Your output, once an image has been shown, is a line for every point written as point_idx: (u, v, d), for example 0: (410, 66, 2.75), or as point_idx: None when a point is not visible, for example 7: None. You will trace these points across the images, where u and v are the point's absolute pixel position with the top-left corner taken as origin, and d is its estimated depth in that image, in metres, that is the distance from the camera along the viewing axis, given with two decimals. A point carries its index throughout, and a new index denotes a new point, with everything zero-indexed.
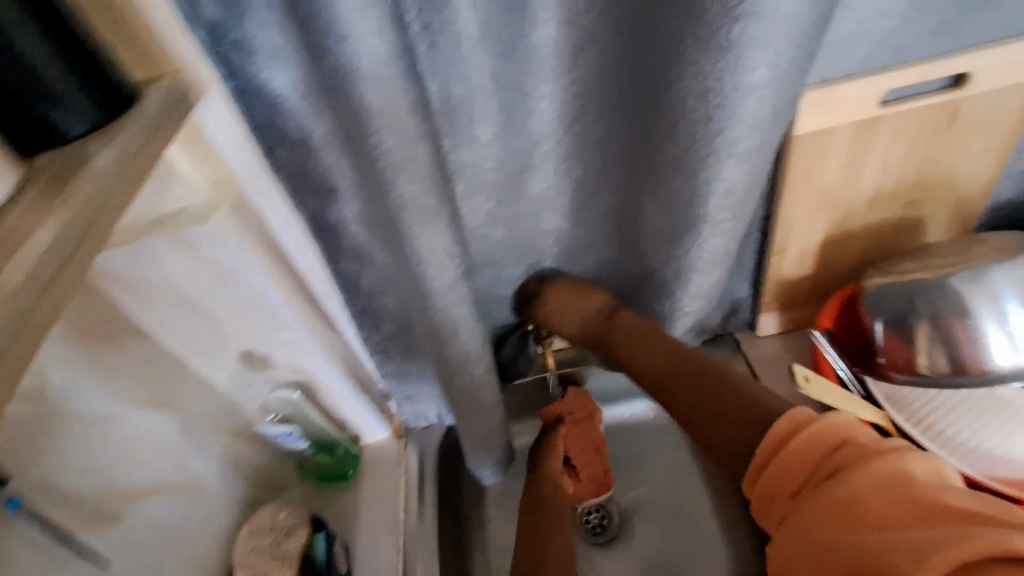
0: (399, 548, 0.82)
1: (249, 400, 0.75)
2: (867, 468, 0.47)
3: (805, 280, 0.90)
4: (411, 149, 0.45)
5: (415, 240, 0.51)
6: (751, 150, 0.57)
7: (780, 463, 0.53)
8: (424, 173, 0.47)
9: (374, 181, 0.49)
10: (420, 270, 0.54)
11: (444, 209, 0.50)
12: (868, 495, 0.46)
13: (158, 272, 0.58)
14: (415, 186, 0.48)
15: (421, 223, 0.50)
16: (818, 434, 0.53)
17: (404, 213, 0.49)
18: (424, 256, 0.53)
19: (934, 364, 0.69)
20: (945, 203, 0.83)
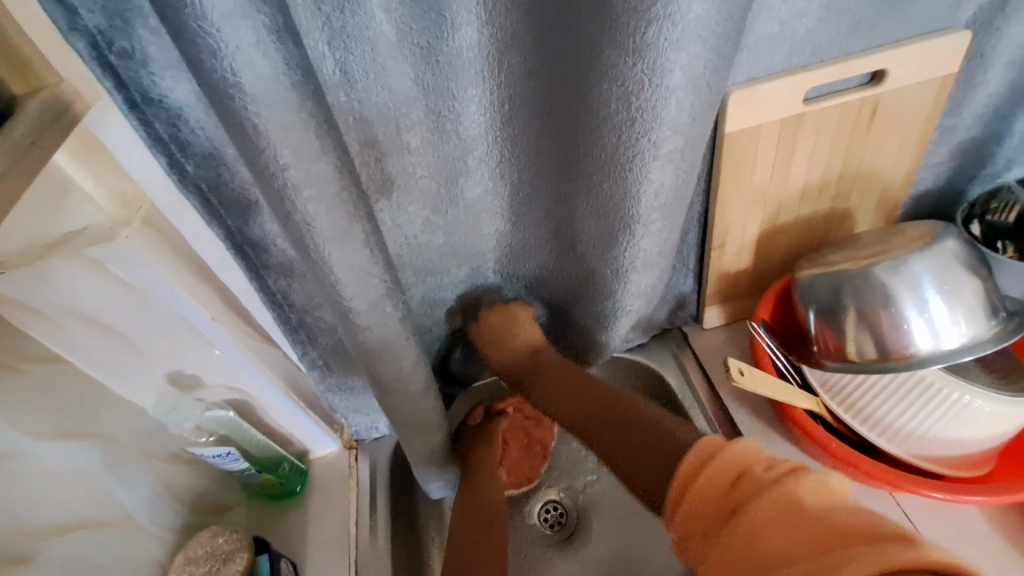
0: (351, 562, 0.80)
1: (176, 424, 0.71)
2: (759, 503, 0.50)
3: (744, 272, 0.92)
4: (316, 169, 0.46)
5: (328, 260, 0.52)
6: (675, 152, 0.57)
7: (692, 497, 0.56)
8: (331, 192, 0.48)
9: (279, 197, 0.47)
10: (339, 292, 0.54)
11: (357, 227, 0.51)
12: (767, 527, 0.48)
13: (65, 294, 0.56)
14: (321, 206, 0.48)
15: (336, 238, 0.50)
16: (722, 467, 0.55)
17: (314, 234, 0.50)
18: (341, 276, 0.53)
19: (862, 351, 0.71)
20: (871, 195, 0.87)
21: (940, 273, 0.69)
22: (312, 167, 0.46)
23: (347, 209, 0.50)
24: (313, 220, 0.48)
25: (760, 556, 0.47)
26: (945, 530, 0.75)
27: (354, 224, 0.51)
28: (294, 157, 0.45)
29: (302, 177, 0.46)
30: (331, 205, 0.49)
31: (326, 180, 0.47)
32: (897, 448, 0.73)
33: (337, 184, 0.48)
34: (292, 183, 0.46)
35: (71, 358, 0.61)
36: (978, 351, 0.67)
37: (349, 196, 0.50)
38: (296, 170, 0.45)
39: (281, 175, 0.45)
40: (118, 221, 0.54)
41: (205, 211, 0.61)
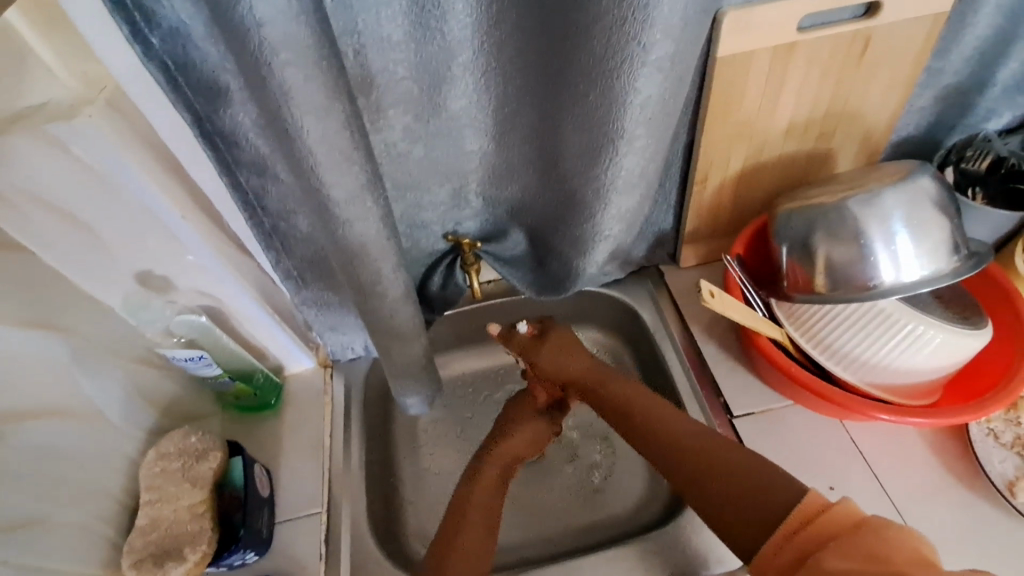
0: (324, 470, 0.82)
1: (148, 324, 0.71)
2: (882, 541, 0.53)
3: (724, 210, 0.93)
4: (293, 30, 0.46)
5: (306, 135, 0.52)
6: (665, 60, 0.59)
7: (814, 530, 0.57)
8: (309, 59, 0.48)
9: (257, 61, 0.47)
10: (319, 175, 0.55)
11: (336, 105, 0.51)
12: (876, 547, 0.53)
13: (20, 174, 0.53)
14: (298, 74, 0.48)
15: (311, 117, 0.51)
16: (824, 527, 0.57)
17: (294, 105, 0.50)
18: (322, 159, 0.54)
19: (829, 283, 0.74)
20: (854, 136, 0.87)
21: (909, 211, 0.71)
22: (288, 29, 0.46)
23: (326, 82, 0.50)
24: (291, 88, 0.49)
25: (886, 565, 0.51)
26: (887, 454, 0.80)
27: (335, 101, 0.51)
28: (270, 12, 0.44)
29: (280, 39, 0.46)
30: (308, 76, 0.49)
31: (306, 40, 0.47)
32: (853, 378, 0.76)
33: (316, 53, 0.48)
34: (269, 45, 0.46)
35: (34, 249, 0.59)
36: (937, 284, 0.70)
37: (330, 69, 0.50)
38: (273, 29, 0.45)
39: (257, 35, 0.46)
40: (81, 98, 0.53)
41: (170, 93, 0.57)
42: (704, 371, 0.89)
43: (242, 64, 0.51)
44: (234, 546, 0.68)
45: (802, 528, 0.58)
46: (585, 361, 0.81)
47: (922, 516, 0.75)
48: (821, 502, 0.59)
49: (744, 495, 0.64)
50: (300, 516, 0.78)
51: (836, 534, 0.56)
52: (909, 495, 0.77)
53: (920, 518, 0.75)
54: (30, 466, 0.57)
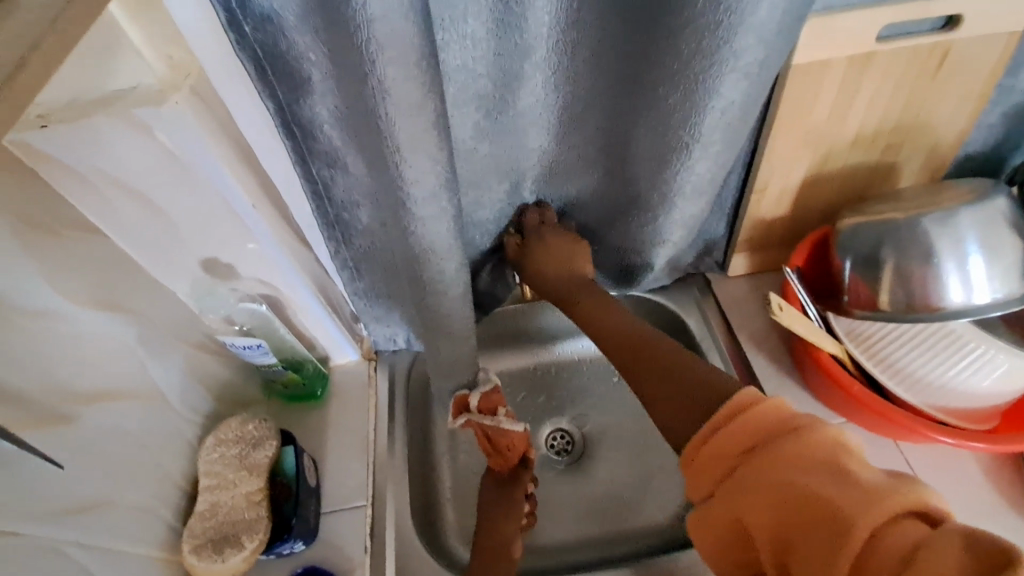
0: (369, 463, 0.82)
1: (210, 311, 0.71)
2: (810, 437, 0.49)
3: (781, 219, 0.91)
4: (398, 27, 0.45)
5: (395, 133, 0.52)
6: (753, 66, 0.59)
7: (740, 425, 0.53)
8: (411, 57, 0.47)
9: (357, 52, 0.47)
10: (400, 171, 0.55)
11: (429, 104, 0.51)
12: (810, 452, 0.48)
13: (104, 155, 0.53)
14: (399, 70, 0.48)
15: (402, 117, 0.51)
16: (752, 420, 0.53)
17: (390, 104, 0.50)
18: (407, 155, 0.54)
19: (894, 301, 0.72)
20: (920, 150, 0.85)
21: (985, 232, 0.69)
22: (397, 25, 0.45)
23: (421, 81, 0.49)
24: (388, 87, 0.48)
25: (804, 465, 0.47)
26: (942, 478, 0.78)
27: (428, 98, 0.51)
28: (382, 8, 0.44)
29: (384, 34, 0.45)
30: (406, 76, 0.48)
31: (411, 35, 0.46)
32: (912, 399, 0.74)
33: (417, 52, 0.48)
34: (376, 41, 0.45)
35: (105, 230, 0.60)
36: (1009, 307, 0.68)
37: (428, 68, 0.49)
38: (380, 25, 0.45)
39: (363, 30, 0.45)
40: (166, 83, 0.52)
41: (259, 81, 0.60)
42: (752, 383, 0.88)
43: (341, 50, 0.51)
44: (287, 535, 0.68)
45: (722, 428, 0.54)
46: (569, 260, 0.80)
47: None
48: (750, 398, 0.55)
49: (689, 410, 0.60)
50: (345, 508, 0.78)
51: (756, 432, 0.52)
52: (963, 519, 0.75)
53: None
54: (98, 446, 0.57)
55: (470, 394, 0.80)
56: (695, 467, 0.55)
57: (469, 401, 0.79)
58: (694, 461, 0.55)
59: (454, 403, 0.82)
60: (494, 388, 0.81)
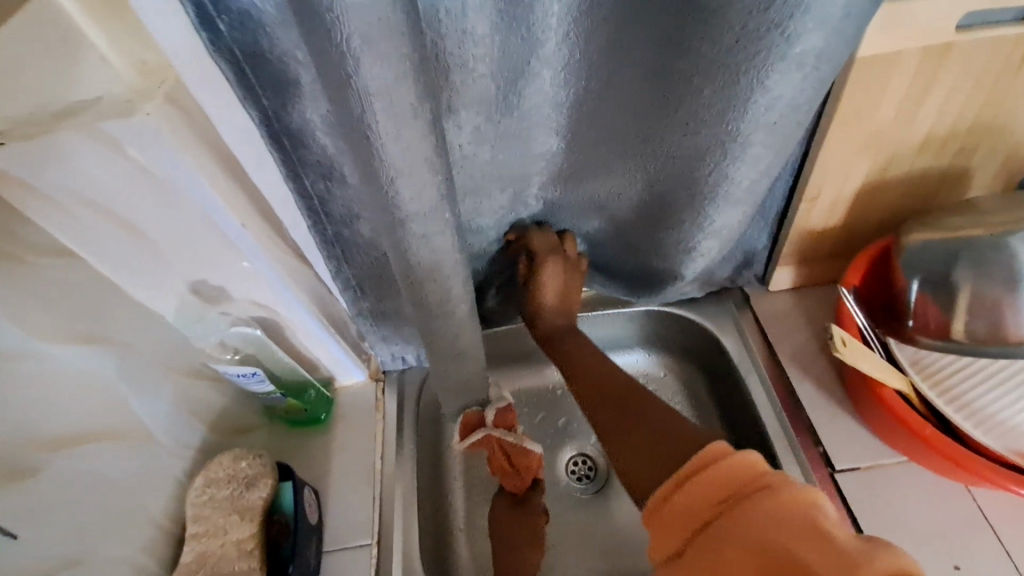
0: (375, 496, 0.76)
1: (200, 337, 0.66)
2: (783, 499, 0.44)
3: (832, 230, 0.81)
4: (383, 20, 0.38)
5: (384, 149, 0.45)
6: (812, 55, 0.50)
7: (707, 480, 0.48)
8: (396, 58, 0.40)
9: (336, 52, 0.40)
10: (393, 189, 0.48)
11: (420, 111, 0.44)
12: (784, 519, 0.43)
13: (77, 178, 0.48)
14: (382, 75, 0.41)
15: (390, 125, 0.44)
16: (718, 475, 0.48)
17: (376, 111, 0.43)
18: (398, 169, 0.47)
19: (971, 330, 0.63)
20: (998, 152, 0.74)
21: None
22: (379, 19, 0.38)
23: (412, 83, 0.42)
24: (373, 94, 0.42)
25: (781, 536, 0.42)
26: (1021, 530, 0.68)
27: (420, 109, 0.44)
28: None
29: (364, 29, 0.38)
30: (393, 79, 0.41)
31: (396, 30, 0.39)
32: (993, 443, 0.64)
33: (404, 50, 0.40)
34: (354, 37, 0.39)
35: (81, 253, 0.54)
36: None
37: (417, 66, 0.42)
38: (353, 21, 0.38)
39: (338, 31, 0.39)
40: (140, 92, 0.45)
41: (241, 87, 0.52)
42: (797, 412, 0.78)
43: (315, 50, 0.44)
44: None
45: (688, 483, 0.49)
46: (564, 293, 0.76)
47: None
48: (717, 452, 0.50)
49: (648, 459, 0.56)
50: (348, 547, 0.73)
51: (725, 491, 0.47)
52: None
53: None
54: (72, 494, 0.53)
55: (487, 410, 0.74)
56: (659, 527, 0.50)
57: (487, 418, 0.73)
58: (656, 520, 0.50)
59: (462, 418, 0.75)
60: (511, 405, 0.75)
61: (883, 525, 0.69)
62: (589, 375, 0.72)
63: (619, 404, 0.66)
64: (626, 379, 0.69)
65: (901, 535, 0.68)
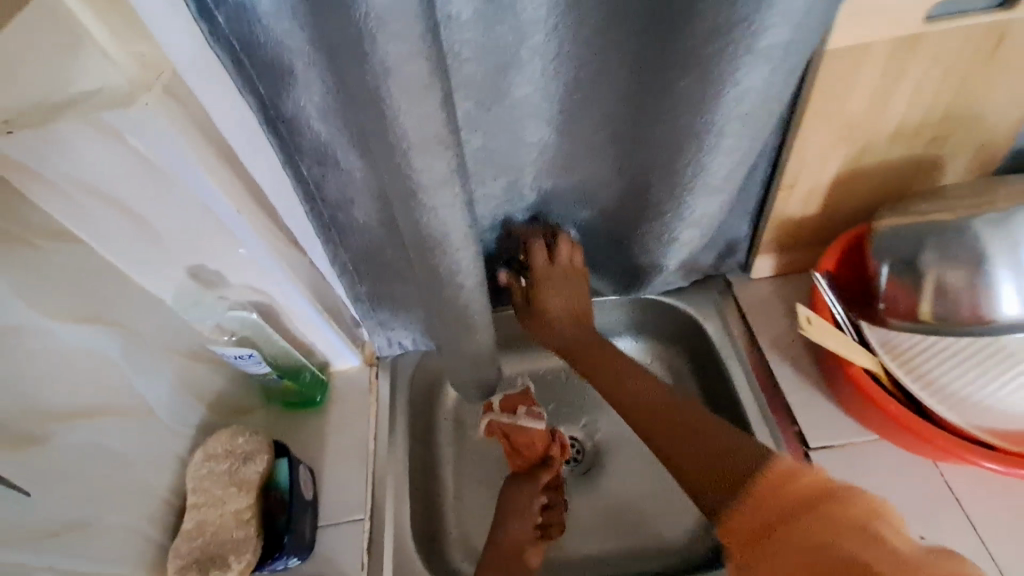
0: (368, 475, 0.79)
1: (198, 320, 0.68)
2: (856, 505, 0.47)
3: (810, 218, 0.84)
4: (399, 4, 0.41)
5: (400, 122, 0.47)
6: (778, 48, 0.52)
7: (774, 497, 0.51)
8: (413, 39, 0.43)
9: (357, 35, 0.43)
10: (406, 164, 0.51)
11: (433, 91, 0.47)
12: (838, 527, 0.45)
13: (74, 163, 0.50)
14: (404, 48, 0.43)
15: (406, 102, 0.46)
16: (792, 489, 0.51)
17: (391, 89, 0.45)
18: (414, 141, 0.49)
19: (937, 311, 0.65)
20: (968, 142, 0.77)
21: None
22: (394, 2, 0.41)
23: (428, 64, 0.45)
24: (392, 69, 0.44)
25: (828, 545, 0.45)
26: (988, 506, 0.70)
27: (435, 79, 0.46)
28: None
29: (386, 7, 0.40)
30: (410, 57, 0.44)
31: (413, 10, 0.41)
32: (952, 416, 0.67)
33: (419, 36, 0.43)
34: (375, 18, 0.41)
35: (84, 236, 0.57)
36: None
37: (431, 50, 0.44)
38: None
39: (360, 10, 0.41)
40: (138, 83, 0.48)
41: (236, 72, 0.54)
42: (774, 393, 0.81)
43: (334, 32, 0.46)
44: (279, 551, 0.66)
45: (750, 503, 0.52)
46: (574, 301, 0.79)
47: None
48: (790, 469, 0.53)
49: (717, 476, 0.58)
50: (343, 522, 0.76)
51: (793, 504, 0.49)
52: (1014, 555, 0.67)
53: None
54: (77, 464, 0.56)
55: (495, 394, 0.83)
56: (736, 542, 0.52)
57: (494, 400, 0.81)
58: (731, 532, 0.52)
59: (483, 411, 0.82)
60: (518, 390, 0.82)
61: None
62: (620, 385, 0.73)
63: (659, 414, 0.67)
64: (664, 391, 0.70)
65: None
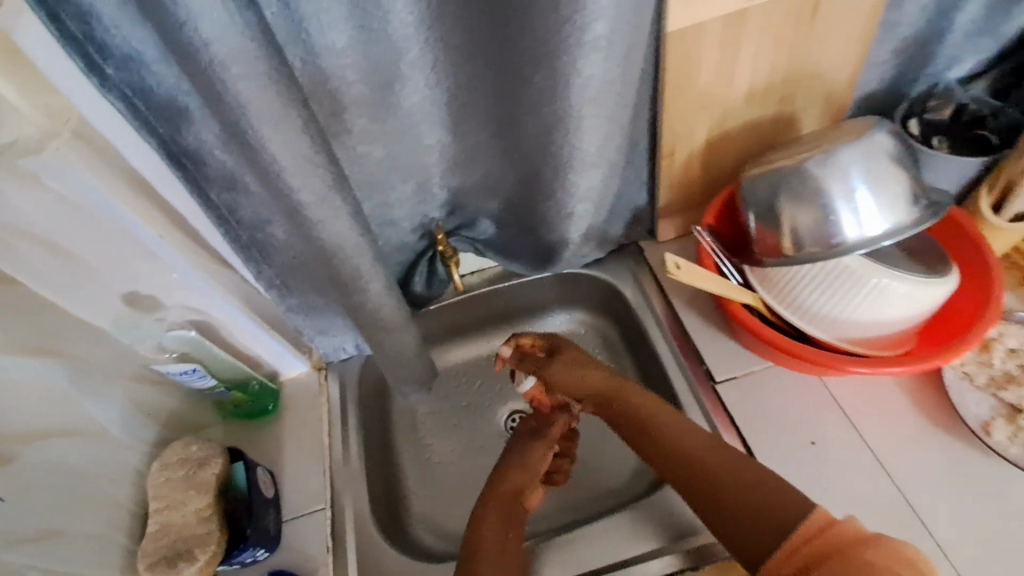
0: (325, 469, 0.85)
1: (138, 341, 0.74)
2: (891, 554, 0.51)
3: (695, 181, 0.94)
4: (240, 44, 0.45)
5: (267, 144, 0.51)
6: (603, 39, 0.59)
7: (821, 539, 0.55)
8: (260, 71, 0.47)
9: (208, 77, 0.47)
10: (284, 180, 0.55)
11: (293, 112, 0.51)
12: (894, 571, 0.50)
13: (7, 212, 0.56)
14: (253, 85, 0.48)
15: (267, 127, 0.50)
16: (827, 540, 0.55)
17: (250, 115, 0.49)
18: (285, 164, 0.53)
19: (796, 245, 0.74)
20: (816, 97, 0.87)
21: (869, 169, 0.72)
22: (232, 43, 0.45)
23: (279, 92, 0.49)
24: (247, 100, 0.48)
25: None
26: (873, 411, 0.79)
27: (289, 108, 0.50)
28: (213, 32, 0.44)
29: (225, 52, 0.45)
30: (261, 88, 0.48)
31: (253, 52, 0.46)
32: (825, 334, 0.77)
33: (265, 63, 0.47)
34: (218, 62, 0.46)
35: (25, 282, 0.61)
36: (900, 235, 0.70)
37: (282, 76, 0.49)
38: (218, 47, 0.45)
39: (205, 54, 0.45)
40: (48, 132, 0.55)
41: (132, 117, 0.59)
42: (686, 340, 0.91)
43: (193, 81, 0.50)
44: (242, 544, 0.72)
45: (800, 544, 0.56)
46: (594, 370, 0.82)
47: (902, 461, 0.75)
48: (823, 517, 0.57)
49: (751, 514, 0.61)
50: (306, 513, 0.81)
51: (833, 550, 0.54)
52: (894, 448, 0.76)
53: (904, 469, 0.75)
54: (43, 483, 0.61)
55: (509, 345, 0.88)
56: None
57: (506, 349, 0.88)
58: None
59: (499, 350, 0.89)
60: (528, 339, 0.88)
61: (759, 421, 0.81)
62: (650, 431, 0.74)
63: (688, 457, 0.69)
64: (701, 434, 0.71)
65: (766, 426, 0.80)
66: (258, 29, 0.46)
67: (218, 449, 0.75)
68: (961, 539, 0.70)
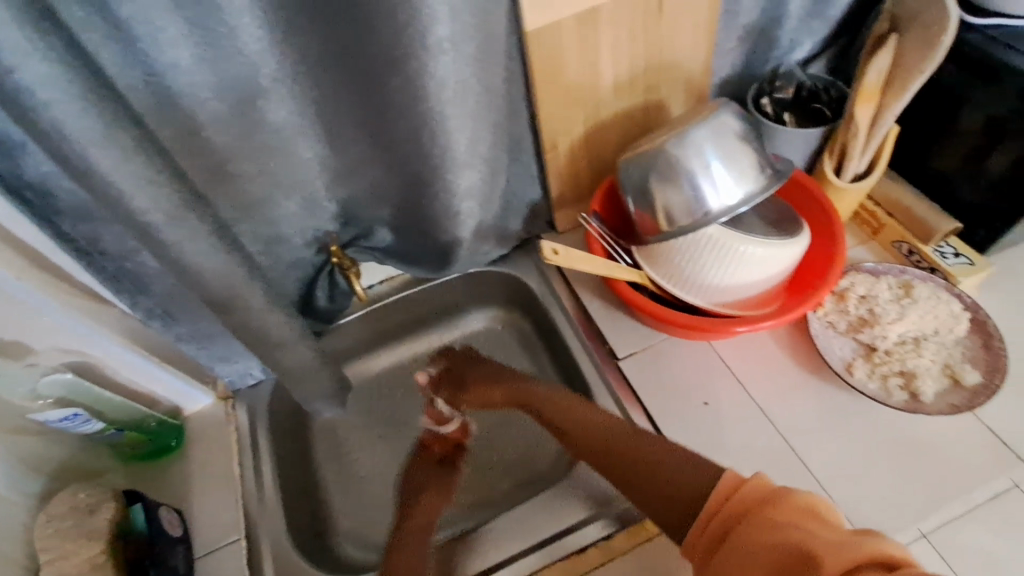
0: (237, 498, 0.82)
1: (7, 389, 0.69)
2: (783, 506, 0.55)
3: (582, 172, 0.98)
4: (49, 65, 0.45)
5: (100, 166, 0.50)
6: (447, 42, 0.64)
7: (724, 508, 0.59)
8: (76, 93, 0.46)
9: (24, 106, 0.46)
10: (127, 201, 0.53)
11: (125, 133, 0.50)
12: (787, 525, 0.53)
13: None
14: (70, 108, 0.47)
15: (98, 149, 0.49)
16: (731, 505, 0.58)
17: (72, 138, 0.48)
18: (125, 186, 0.52)
19: (669, 220, 0.80)
20: (678, 84, 0.94)
21: (722, 147, 0.78)
22: (39, 67, 0.45)
23: (107, 112, 0.48)
24: (65, 124, 0.47)
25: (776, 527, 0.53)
26: (755, 366, 0.86)
27: (118, 128, 0.50)
28: (13, 53, 0.43)
29: (35, 76, 0.45)
30: (79, 110, 0.47)
31: (61, 74, 0.46)
32: (705, 300, 0.84)
33: (83, 83, 0.47)
34: (25, 88, 0.45)
35: None
36: (754, 200, 0.77)
37: (105, 95, 0.48)
38: (27, 70, 0.44)
39: (13, 78, 0.44)
40: None
41: None
42: (588, 324, 0.95)
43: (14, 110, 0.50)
44: None
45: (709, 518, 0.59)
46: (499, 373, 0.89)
47: (781, 409, 0.82)
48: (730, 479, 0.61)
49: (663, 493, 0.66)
50: (218, 547, 0.78)
51: (739, 514, 0.58)
52: (775, 397, 0.83)
53: (783, 415, 0.82)
54: None
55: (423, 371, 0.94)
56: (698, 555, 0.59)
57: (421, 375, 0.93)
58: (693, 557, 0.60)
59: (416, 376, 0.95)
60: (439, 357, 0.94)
61: (657, 390, 0.86)
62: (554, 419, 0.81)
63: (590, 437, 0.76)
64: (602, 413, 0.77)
65: (663, 394, 0.85)
66: (66, 50, 0.45)
67: (111, 495, 0.72)
68: (834, 468, 0.77)
